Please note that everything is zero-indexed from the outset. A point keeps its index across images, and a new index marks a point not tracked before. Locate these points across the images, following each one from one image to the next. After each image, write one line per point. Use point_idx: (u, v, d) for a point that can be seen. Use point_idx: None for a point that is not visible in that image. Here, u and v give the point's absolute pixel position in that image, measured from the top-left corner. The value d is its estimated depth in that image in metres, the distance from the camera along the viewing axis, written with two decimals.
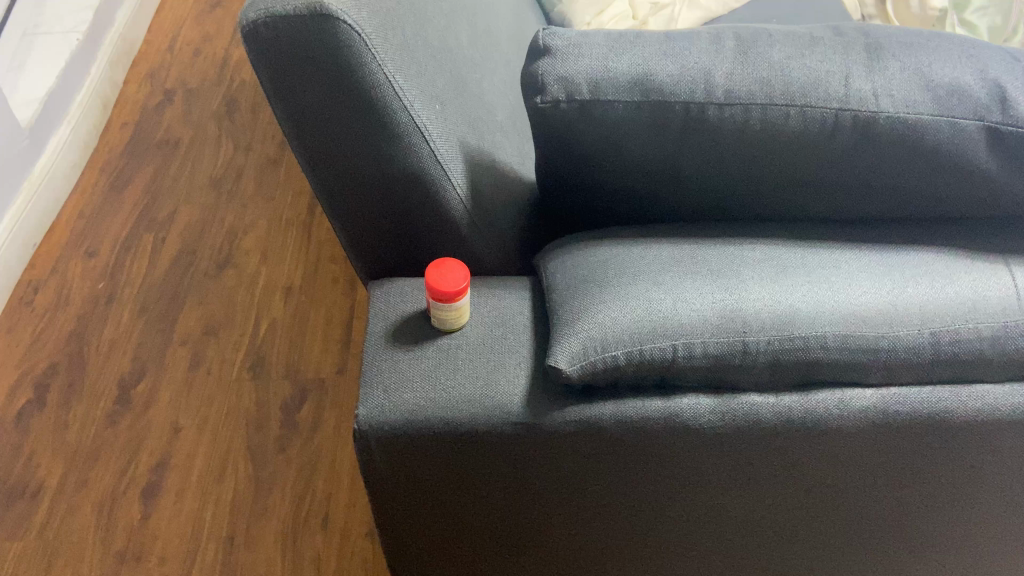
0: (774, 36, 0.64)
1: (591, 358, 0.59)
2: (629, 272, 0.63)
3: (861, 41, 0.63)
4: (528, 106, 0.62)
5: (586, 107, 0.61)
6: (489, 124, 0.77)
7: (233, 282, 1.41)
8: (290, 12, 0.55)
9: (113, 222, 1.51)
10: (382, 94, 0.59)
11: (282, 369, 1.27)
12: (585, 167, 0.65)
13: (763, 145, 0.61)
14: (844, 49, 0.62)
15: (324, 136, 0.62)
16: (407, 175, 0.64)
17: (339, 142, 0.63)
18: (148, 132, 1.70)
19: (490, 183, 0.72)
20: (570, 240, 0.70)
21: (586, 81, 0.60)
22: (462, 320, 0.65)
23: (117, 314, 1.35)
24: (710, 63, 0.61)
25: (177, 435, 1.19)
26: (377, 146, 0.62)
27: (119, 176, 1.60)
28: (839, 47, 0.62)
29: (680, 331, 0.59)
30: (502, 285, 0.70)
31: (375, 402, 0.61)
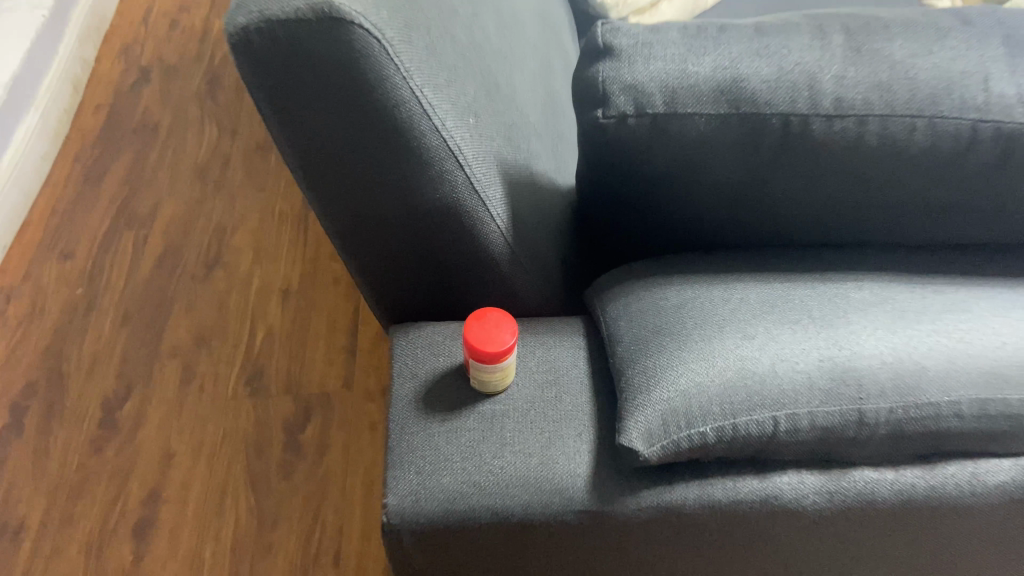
0: (891, 26, 0.51)
1: (673, 437, 0.48)
2: (711, 321, 0.52)
3: (998, 31, 0.51)
4: (586, 122, 0.50)
5: (660, 123, 0.49)
6: (525, 128, 0.65)
7: (224, 285, 1.29)
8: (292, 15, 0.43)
9: (90, 219, 1.38)
10: (409, 113, 0.47)
11: (282, 382, 1.16)
12: (653, 192, 0.54)
13: (879, 165, 0.50)
14: (980, 41, 0.50)
15: (335, 166, 0.50)
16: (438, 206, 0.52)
17: (353, 172, 0.51)
18: (124, 116, 1.56)
19: (532, 205, 0.60)
20: (628, 273, 0.58)
21: (660, 90, 0.49)
22: (507, 381, 0.54)
23: (99, 324, 1.23)
24: (814, 65, 0.49)
25: (170, 463, 1.08)
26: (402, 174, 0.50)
27: (95, 166, 1.46)
28: (974, 39, 0.50)
29: (782, 400, 0.48)
30: (551, 330, 0.59)
31: (407, 489, 0.50)
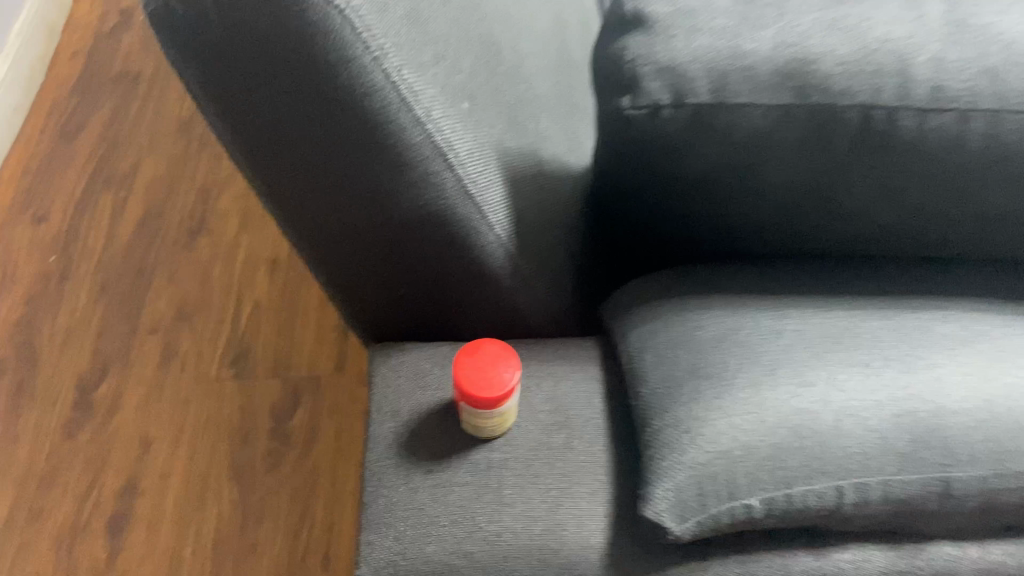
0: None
1: (711, 510, 0.39)
2: (759, 360, 0.42)
3: None
4: (609, 113, 0.40)
5: (703, 115, 0.38)
6: (533, 105, 0.54)
7: (208, 254, 1.19)
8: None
9: (65, 178, 1.27)
10: (384, 102, 0.38)
11: (270, 363, 1.08)
12: (690, 197, 0.43)
13: (980, 171, 0.39)
14: None
15: (291, 167, 0.41)
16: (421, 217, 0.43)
17: (316, 176, 0.41)
18: (102, 64, 1.45)
19: (541, 203, 0.50)
20: (654, 287, 0.48)
21: (707, 73, 0.38)
22: (506, 424, 0.45)
23: (73, 295, 1.14)
24: (906, 42, 0.39)
25: (148, 451, 1.00)
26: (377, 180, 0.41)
27: (71, 119, 1.36)
28: None
29: (847, 466, 0.39)
30: (561, 359, 0.49)
31: (386, 562, 0.41)
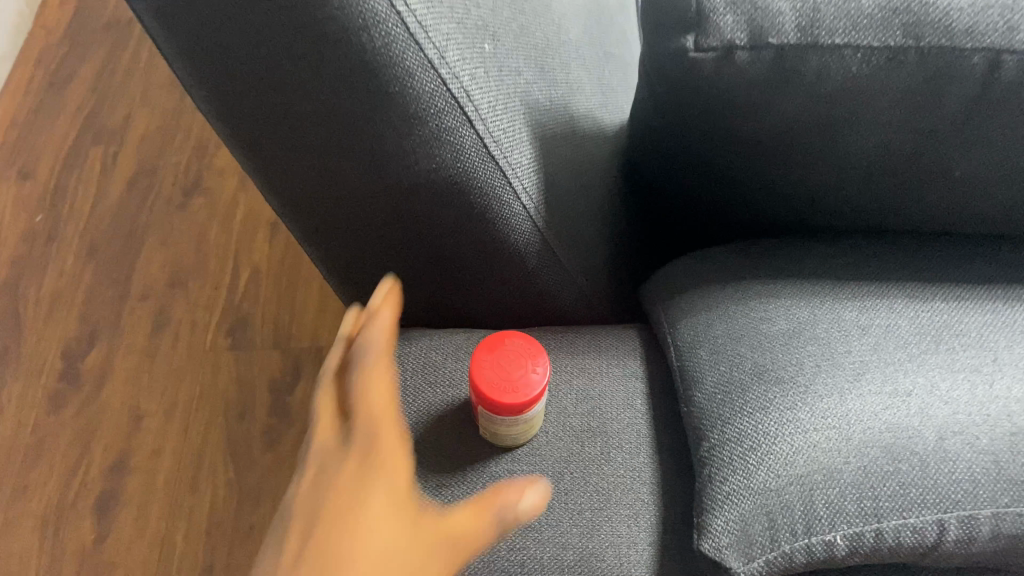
0: None
1: (784, 547, 0.31)
2: (842, 363, 0.34)
3: None
4: (664, 54, 0.32)
5: (788, 60, 0.31)
6: (565, 52, 0.46)
7: (204, 215, 1.12)
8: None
9: (53, 131, 1.20)
10: (384, 40, 0.30)
11: (269, 333, 1.01)
12: (758, 164, 0.36)
13: None
14: None
15: (273, 127, 0.33)
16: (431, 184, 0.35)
17: (302, 136, 0.34)
18: (94, 9, 1.36)
19: (575, 168, 0.42)
20: (709, 271, 0.41)
21: (794, 8, 0.31)
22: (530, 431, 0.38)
23: (61, 257, 1.07)
24: None
25: (139, 425, 0.94)
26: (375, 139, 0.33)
27: (59, 69, 1.27)
28: None
29: (952, 495, 0.31)
30: (595, 354, 0.42)
31: None
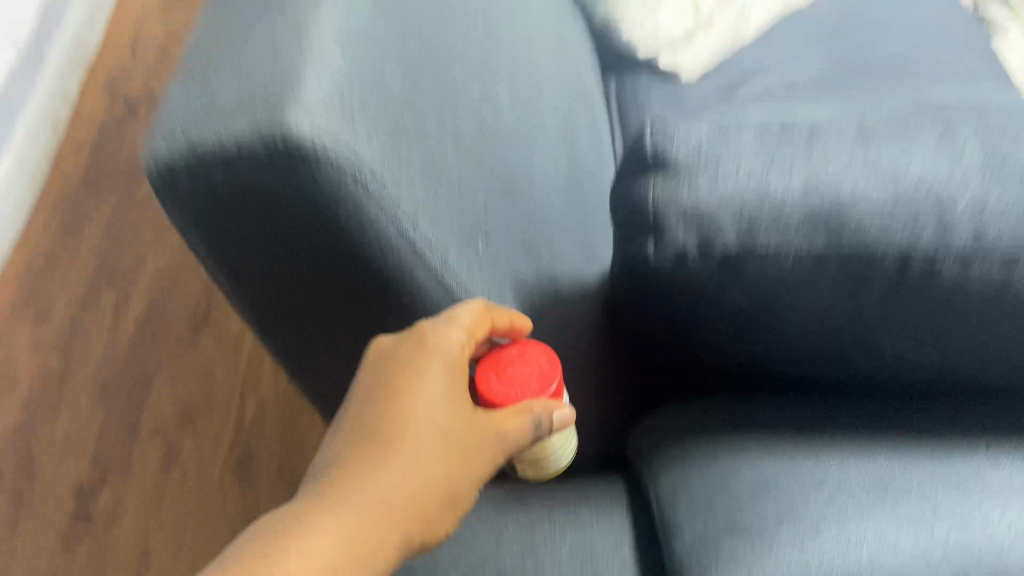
0: None
1: None
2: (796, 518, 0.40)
3: None
4: (632, 256, 0.39)
5: (732, 259, 0.37)
6: (553, 222, 0.53)
7: (213, 348, 1.16)
8: (211, 138, 0.31)
9: (68, 275, 1.27)
10: (394, 263, 0.36)
11: (274, 467, 1.04)
12: (720, 329, 0.42)
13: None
14: None
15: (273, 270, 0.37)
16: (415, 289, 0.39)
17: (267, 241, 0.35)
18: (110, 150, 1.43)
19: (556, 332, 0.49)
20: (679, 425, 0.46)
21: (733, 217, 0.37)
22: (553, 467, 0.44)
23: (75, 396, 1.13)
24: (956, 186, 0.36)
25: (147, 564, 0.98)
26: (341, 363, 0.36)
27: (76, 213, 1.35)
28: None
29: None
30: (586, 508, 0.46)
31: None
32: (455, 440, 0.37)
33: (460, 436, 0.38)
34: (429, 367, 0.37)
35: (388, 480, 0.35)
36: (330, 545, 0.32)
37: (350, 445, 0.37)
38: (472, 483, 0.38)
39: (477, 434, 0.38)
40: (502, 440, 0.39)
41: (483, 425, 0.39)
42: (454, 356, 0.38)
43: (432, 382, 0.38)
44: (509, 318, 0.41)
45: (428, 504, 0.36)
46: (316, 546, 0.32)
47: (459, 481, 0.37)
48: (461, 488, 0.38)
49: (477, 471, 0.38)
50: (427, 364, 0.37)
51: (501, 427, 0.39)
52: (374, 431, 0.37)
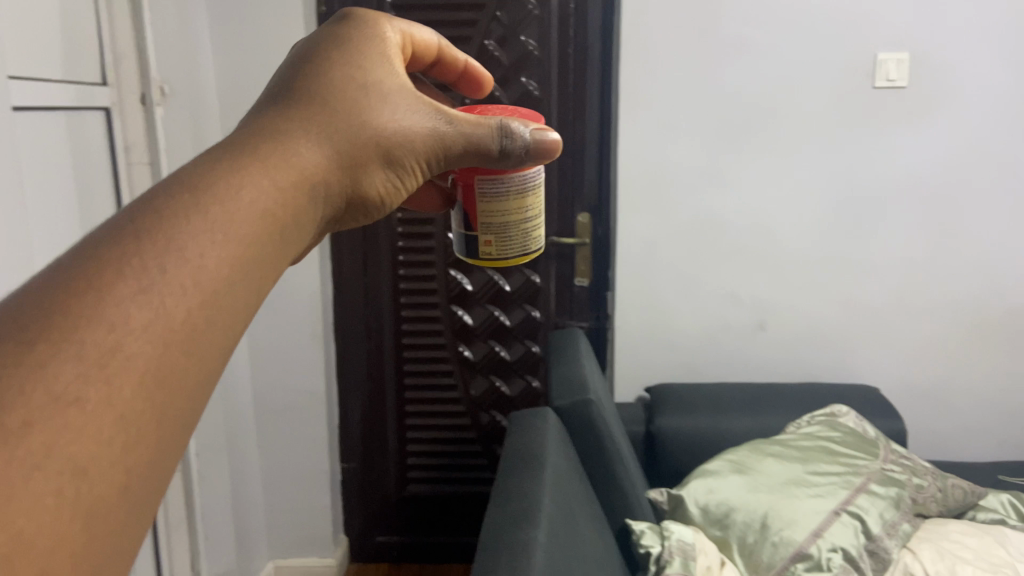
0: None
1: None
2: None
3: None
4: None
5: None
6: None
7: None
8: None
9: None
10: None
11: None
12: None
13: None
14: None
15: (272, 102, 0.70)
16: (373, 47, 0.79)
17: (297, 70, 0.73)
18: None
19: None
20: None
21: None
22: None
23: None
24: None
25: None
26: (340, 80, 0.73)
27: None
28: None
29: None
30: None
31: None
32: (357, 81, 0.74)
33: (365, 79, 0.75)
34: (386, 76, 0.77)
35: (353, 121, 0.72)
36: (202, 217, 0.53)
37: (220, 166, 0.59)
38: (403, 144, 0.76)
39: (372, 84, 0.75)
40: (436, 127, 0.79)
41: (380, 79, 0.76)
42: (405, 83, 0.79)
43: (342, 61, 0.75)
44: (461, 62, 1.00)
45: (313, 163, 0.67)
46: (194, 222, 0.52)
47: (394, 143, 0.76)
48: (393, 150, 0.76)
49: (420, 139, 0.78)
50: (344, 56, 0.76)
51: (434, 111, 0.80)
52: (219, 169, 0.58)
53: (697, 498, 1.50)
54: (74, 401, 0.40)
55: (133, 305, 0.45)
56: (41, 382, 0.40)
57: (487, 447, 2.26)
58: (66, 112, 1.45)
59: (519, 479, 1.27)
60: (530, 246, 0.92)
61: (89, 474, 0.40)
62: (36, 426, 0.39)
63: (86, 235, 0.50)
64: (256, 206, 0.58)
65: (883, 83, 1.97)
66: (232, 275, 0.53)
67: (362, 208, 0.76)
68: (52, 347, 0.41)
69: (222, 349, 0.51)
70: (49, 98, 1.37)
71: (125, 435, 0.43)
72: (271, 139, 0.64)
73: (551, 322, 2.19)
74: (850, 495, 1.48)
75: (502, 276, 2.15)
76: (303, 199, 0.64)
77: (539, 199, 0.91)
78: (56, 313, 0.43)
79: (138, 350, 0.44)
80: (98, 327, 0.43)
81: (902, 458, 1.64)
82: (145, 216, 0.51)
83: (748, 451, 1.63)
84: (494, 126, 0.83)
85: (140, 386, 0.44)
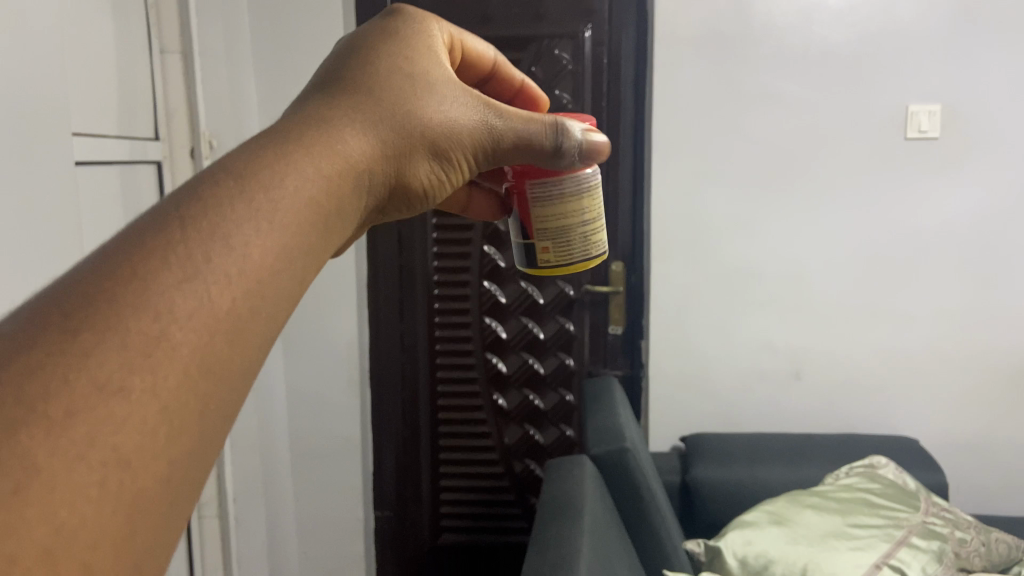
0: None
1: None
2: None
3: None
4: None
5: None
6: None
7: None
8: None
9: None
10: None
11: None
12: None
13: None
14: None
15: (315, 92, 0.69)
16: (417, 44, 0.79)
17: (341, 66, 0.73)
18: None
19: None
20: None
21: None
22: None
23: None
24: None
25: None
26: (384, 74, 0.72)
27: None
28: None
29: None
30: None
31: None
32: (402, 74, 0.74)
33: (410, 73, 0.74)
34: (429, 70, 0.77)
35: (395, 111, 0.71)
36: (254, 197, 0.52)
37: (268, 149, 0.58)
38: (445, 137, 0.76)
39: (418, 78, 0.75)
40: (481, 120, 0.79)
41: (424, 74, 0.76)
42: (447, 78, 0.79)
43: (386, 57, 0.75)
44: (518, 80, 1.03)
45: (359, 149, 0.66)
46: (247, 204, 0.51)
47: (435, 134, 0.75)
48: (433, 142, 0.75)
49: (461, 133, 0.77)
50: (386, 51, 0.75)
51: (478, 104, 0.79)
52: (266, 151, 0.57)
53: (735, 550, 1.49)
54: (118, 390, 0.38)
55: (178, 295, 0.43)
56: (83, 370, 0.38)
57: (522, 495, 2.25)
58: (119, 167, 1.53)
59: (558, 528, 1.27)
60: (591, 252, 0.91)
61: (132, 466, 0.38)
62: (79, 417, 0.36)
63: (130, 221, 0.48)
64: (306, 187, 0.57)
65: (915, 134, 2.00)
66: (285, 253, 0.52)
67: (399, 192, 0.75)
68: (95, 338, 0.39)
69: (266, 329, 0.50)
70: (107, 153, 1.46)
71: (170, 427, 0.40)
72: (318, 125, 0.63)
73: (585, 368, 2.20)
74: (891, 548, 1.46)
75: (536, 323, 2.17)
76: (349, 184, 0.63)
77: (597, 202, 0.90)
78: (101, 302, 0.41)
79: (184, 339, 0.42)
80: (143, 315, 0.41)
81: (944, 511, 1.62)
82: (197, 198, 0.49)
83: (786, 502, 1.62)
84: (542, 123, 0.83)
85: (184, 375, 0.41)
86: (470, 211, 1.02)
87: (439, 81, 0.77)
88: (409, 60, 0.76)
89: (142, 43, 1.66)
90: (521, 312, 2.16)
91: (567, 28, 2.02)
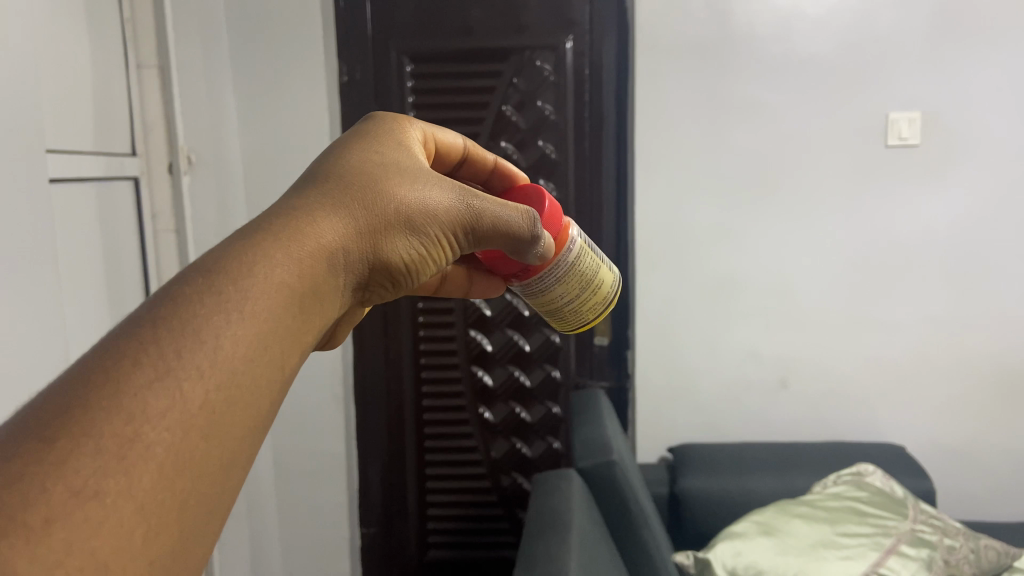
0: None
1: None
2: None
3: None
4: None
5: None
6: None
7: None
8: None
9: None
10: None
11: None
12: None
13: None
14: None
15: (297, 187, 0.70)
16: (394, 139, 0.79)
17: (323, 162, 0.73)
18: None
19: None
20: None
21: None
22: None
23: None
24: None
25: None
26: (361, 165, 0.72)
27: None
28: None
29: None
30: None
31: None
32: (376, 160, 0.74)
33: (384, 158, 0.75)
34: (405, 158, 0.77)
35: (371, 195, 0.69)
36: (216, 298, 0.52)
37: (239, 245, 0.57)
38: (425, 216, 0.73)
39: (391, 160, 0.75)
40: (463, 197, 0.76)
41: (397, 157, 0.76)
42: (423, 165, 0.78)
43: (360, 148, 0.75)
44: (490, 161, 1.02)
45: (333, 235, 0.65)
46: (207, 305, 0.51)
47: (415, 213, 0.73)
48: (414, 222, 0.73)
49: (440, 210, 0.74)
50: (363, 145, 0.76)
51: (461, 185, 0.78)
52: (238, 247, 0.57)
53: (725, 561, 1.47)
54: (94, 494, 0.40)
55: (150, 395, 0.44)
56: (61, 477, 0.39)
57: (510, 510, 2.22)
58: (96, 184, 1.51)
59: (548, 544, 1.25)
60: (585, 318, 0.99)
61: (110, 568, 0.39)
62: (58, 524, 0.38)
63: (110, 329, 0.49)
64: (269, 281, 0.56)
65: (895, 142, 2.00)
66: (244, 352, 0.51)
67: (384, 278, 0.73)
68: (71, 442, 0.41)
69: (237, 438, 0.50)
70: (83, 171, 1.44)
71: (146, 526, 0.42)
72: (289, 215, 0.63)
73: (571, 377, 2.17)
74: (881, 557, 1.46)
75: (522, 336, 2.15)
76: (318, 271, 0.62)
77: (572, 287, 0.95)
78: (76, 408, 0.42)
79: (159, 441, 0.44)
80: (117, 417, 0.42)
81: (933, 518, 1.62)
82: (161, 307, 0.50)
83: (774, 512, 1.61)
84: (523, 213, 0.81)
85: (160, 474, 0.43)
86: (475, 292, 1.04)
87: (413, 162, 0.77)
88: (384, 149, 0.77)
89: (119, 60, 1.63)
90: (507, 324, 2.14)
91: (548, 39, 1.99)
